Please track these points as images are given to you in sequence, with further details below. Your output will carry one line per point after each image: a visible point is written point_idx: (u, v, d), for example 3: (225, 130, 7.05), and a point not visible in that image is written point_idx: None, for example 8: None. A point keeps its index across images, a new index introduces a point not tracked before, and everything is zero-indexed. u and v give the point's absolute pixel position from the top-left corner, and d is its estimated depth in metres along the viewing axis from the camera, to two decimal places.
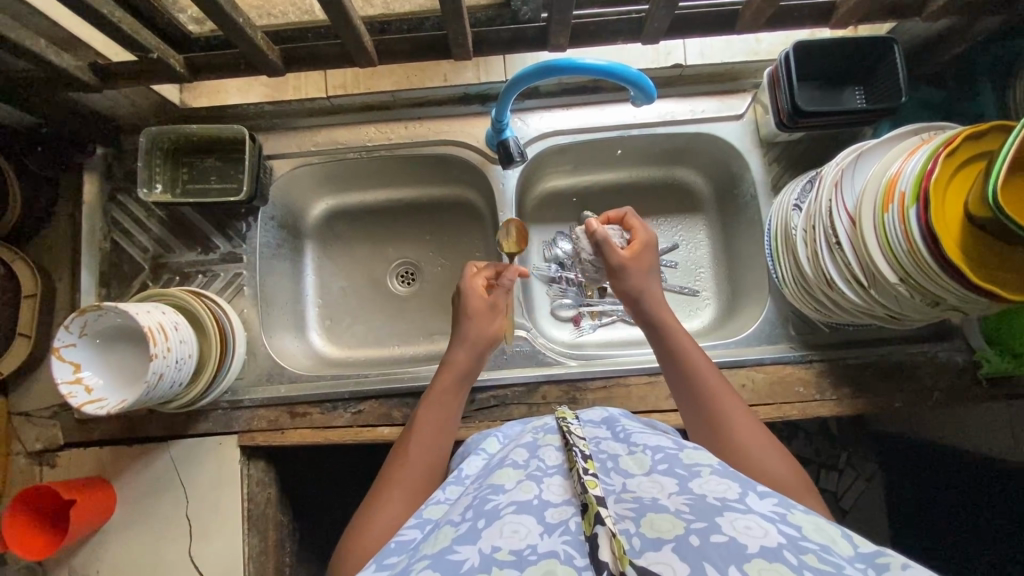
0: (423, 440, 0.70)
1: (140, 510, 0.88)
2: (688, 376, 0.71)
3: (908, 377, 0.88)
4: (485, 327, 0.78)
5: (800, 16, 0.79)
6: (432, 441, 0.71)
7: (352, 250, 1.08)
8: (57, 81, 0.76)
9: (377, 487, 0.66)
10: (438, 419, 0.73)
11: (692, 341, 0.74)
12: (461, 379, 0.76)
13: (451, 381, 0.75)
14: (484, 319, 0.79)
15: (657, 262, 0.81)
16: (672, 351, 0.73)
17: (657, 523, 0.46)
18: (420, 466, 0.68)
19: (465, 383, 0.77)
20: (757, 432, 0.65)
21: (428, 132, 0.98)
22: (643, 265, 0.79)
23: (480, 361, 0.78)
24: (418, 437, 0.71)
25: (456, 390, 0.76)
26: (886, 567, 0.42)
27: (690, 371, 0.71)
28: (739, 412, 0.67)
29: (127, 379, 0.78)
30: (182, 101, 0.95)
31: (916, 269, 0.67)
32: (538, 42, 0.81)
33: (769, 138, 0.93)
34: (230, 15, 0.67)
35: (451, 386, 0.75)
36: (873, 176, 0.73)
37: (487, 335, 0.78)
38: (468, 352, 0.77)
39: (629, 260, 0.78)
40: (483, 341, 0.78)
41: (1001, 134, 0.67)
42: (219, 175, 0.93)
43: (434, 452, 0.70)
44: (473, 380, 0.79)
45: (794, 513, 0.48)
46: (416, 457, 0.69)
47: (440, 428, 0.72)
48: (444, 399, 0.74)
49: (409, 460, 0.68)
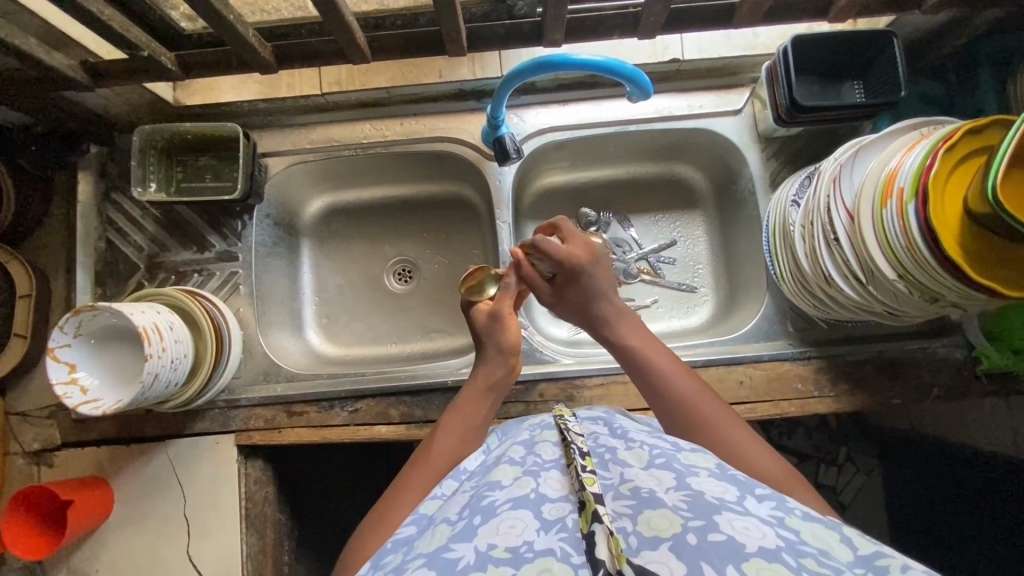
0: (444, 447, 0.67)
1: (138, 510, 0.88)
2: (647, 364, 0.68)
3: (907, 373, 0.87)
4: (502, 337, 0.73)
5: (799, 10, 0.78)
6: (452, 449, 0.67)
7: (350, 247, 1.08)
8: (49, 79, 0.76)
9: (391, 488, 0.65)
10: (461, 427, 0.70)
11: (650, 335, 0.72)
12: (490, 389, 0.73)
13: (475, 390, 0.73)
14: (498, 331, 0.74)
15: (594, 278, 0.72)
16: (628, 342, 0.71)
17: (654, 521, 0.45)
18: (437, 467, 0.66)
19: (492, 394, 0.73)
20: (727, 413, 0.64)
21: (422, 129, 0.97)
22: (567, 299, 0.74)
23: (509, 371, 0.75)
24: (436, 445, 0.68)
25: (482, 400, 0.72)
26: (885, 570, 0.43)
27: (652, 367, 0.68)
28: (706, 395, 0.65)
29: (123, 379, 0.77)
30: (176, 98, 0.94)
31: (915, 265, 0.67)
32: (533, 37, 0.80)
33: (768, 133, 0.93)
34: (222, 12, 0.67)
35: (476, 398, 0.72)
36: (872, 171, 0.72)
37: (508, 346, 0.74)
38: (496, 364, 0.74)
39: (556, 300, 0.75)
40: (505, 354, 0.74)
41: (1001, 128, 0.66)
42: (214, 173, 0.92)
43: (456, 457, 0.67)
44: (503, 391, 0.75)
45: (792, 517, 0.48)
46: (435, 463, 0.66)
47: (463, 435, 0.69)
48: (466, 410, 0.71)
49: (428, 466, 0.66)
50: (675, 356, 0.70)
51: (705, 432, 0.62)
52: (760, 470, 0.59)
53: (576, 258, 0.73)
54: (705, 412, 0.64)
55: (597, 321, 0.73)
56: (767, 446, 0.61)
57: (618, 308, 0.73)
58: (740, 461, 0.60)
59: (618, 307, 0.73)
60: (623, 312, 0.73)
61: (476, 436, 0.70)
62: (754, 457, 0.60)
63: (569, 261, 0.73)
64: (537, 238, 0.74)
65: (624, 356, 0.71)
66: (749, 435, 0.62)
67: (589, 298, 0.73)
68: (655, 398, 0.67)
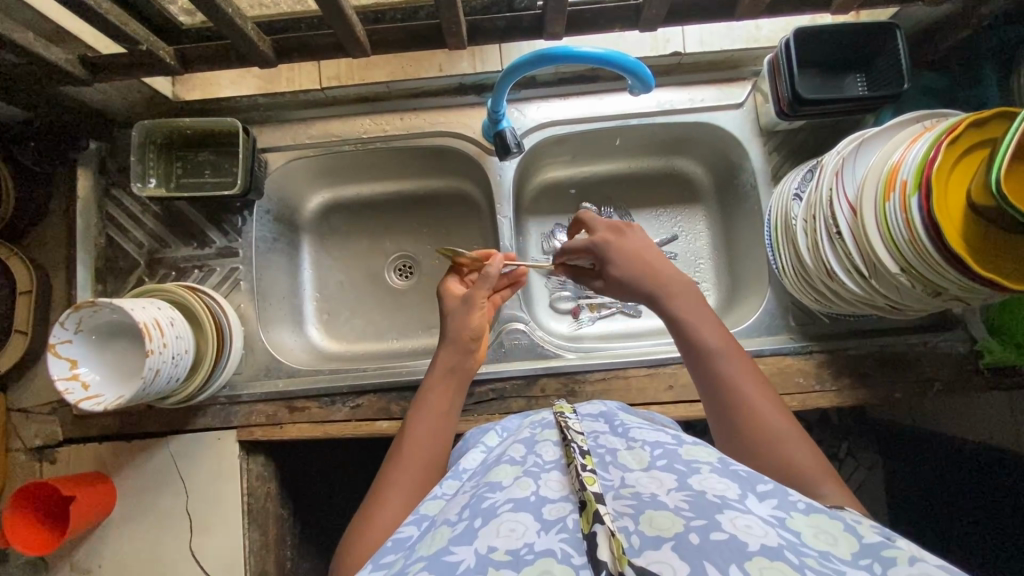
0: (421, 438, 0.68)
1: (140, 505, 0.88)
2: (700, 345, 0.66)
3: (910, 368, 0.87)
4: (467, 320, 0.75)
5: (800, 2, 0.78)
6: (426, 440, 0.68)
7: (349, 242, 1.08)
8: (47, 75, 0.75)
9: (374, 487, 0.65)
10: (432, 419, 0.70)
11: (705, 309, 0.69)
12: (453, 373, 0.74)
13: (440, 377, 0.74)
14: (461, 315, 0.75)
15: (619, 248, 0.74)
16: (682, 317, 0.68)
17: (656, 520, 0.45)
18: (417, 461, 0.66)
19: (456, 379, 0.74)
20: (771, 397, 0.63)
21: (423, 122, 0.97)
22: (613, 285, 0.76)
23: (469, 353, 0.75)
24: (413, 439, 0.68)
25: (449, 384, 0.74)
26: (893, 561, 0.43)
27: (704, 350, 0.66)
28: (753, 379, 0.64)
29: (124, 374, 0.77)
30: (176, 93, 0.95)
31: (918, 259, 0.66)
32: (533, 30, 0.79)
33: (770, 126, 0.91)
34: (220, 6, 0.66)
35: (441, 384, 0.73)
36: (874, 165, 0.71)
37: (474, 327, 0.75)
38: (458, 349, 0.75)
39: (608, 288, 0.77)
40: (467, 336, 0.75)
41: (1003, 120, 0.66)
42: (214, 169, 0.92)
43: (432, 446, 0.68)
44: (467, 374, 0.76)
45: (794, 517, 0.47)
46: (413, 454, 0.67)
47: (436, 423, 0.70)
48: (433, 397, 0.72)
49: (407, 458, 0.66)
50: (727, 330, 0.68)
51: (744, 416, 0.62)
52: (799, 469, 0.58)
53: (594, 242, 0.76)
54: (748, 396, 0.63)
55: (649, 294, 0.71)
56: (807, 440, 0.61)
57: (666, 278, 0.71)
58: (775, 452, 0.59)
59: (661, 274, 0.71)
60: (670, 281, 0.71)
61: (448, 421, 0.71)
62: (790, 449, 0.59)
63: (591, 246, 0.76)
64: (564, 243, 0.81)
65: (676, 331, 0.69)
66: (795, 432, 0.60)
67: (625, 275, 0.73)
68: (703, 378, 0.66)
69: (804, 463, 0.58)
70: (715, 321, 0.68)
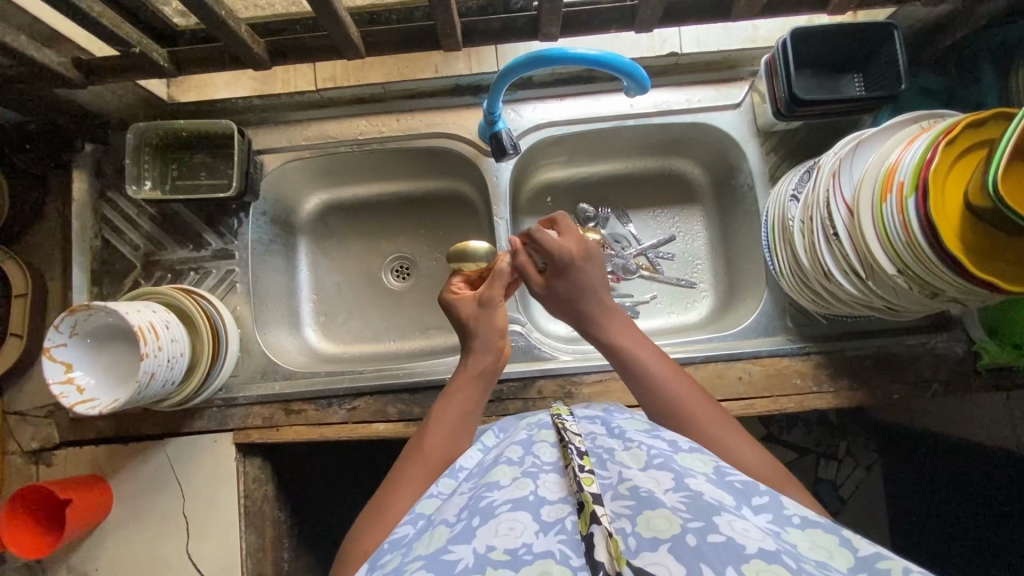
0: (440, 440, 0.66)
1: (138, 508, 0.88)
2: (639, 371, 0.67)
3: (908, 369, 0.87)
4: (494, 321, 0.73)
5: (798, 3, 0.77)
6: (443, 444, 0.66)
7: (345, 244, 1.08)
8: (40, 77, 0.75)
9: (388, 481, 0.64)
10: (454, 421, 0.68)
11: (642, 335, 0.70)
12: (481, 376, 0.72)
13: (465, 379, 0.71)
14: (486, 318, 0.73)
15: (586, 266, 0.71)
16: (620, 341, 0.69)
17: (653, 521, 0.45)
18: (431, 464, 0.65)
19: (483, 380, 0.72)
20: (715, 410, 0.64)
21: (418, 124, 0.96)
22: (556, 293, 0.72)
23: (498, 355, 0.73)
24: (431, 439, 0.67)
25: (474, 387, 0.71)
26: (887, 574, 0.43)
27: (645, 377, 0.66)
28: (695, 395, 0.65)
29: (119, 378, 0.77)
30: (170, 95, 0.95)
31: (914, 260, 0.66)
32: (528, 31, 0.79)
33: (767, 127, 0.91)
34: (213, 9, 0.66)
35: (465, 386, 0.71)
36: (871, 166, 0.71)
37: (499, 328, 0.73)
38: (484, 351, 0.73)
39: (545, 292, 0.73)
40: (494, 339, 0.73)
41: (1001, 121, 0.65)
42: (209, 171, 0.92)
43: (449, 451, 0.66)
44: (494, 378, 0.74)
45: (789, 532, 0.47)
46: (429, 456, 0.65)
47: (458, 425, 0.68)
48: (457, 399, 0.70)
49: (424, 460, 0.65)
50: (660, 352, 0.69)
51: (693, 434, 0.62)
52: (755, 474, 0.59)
53: (567, 251, 0.71)
54: (695, 411, 0.63)
55: (586, 317, 0.71)
56: (756, 445, 0.62)
57: (610, 307, 0.71)
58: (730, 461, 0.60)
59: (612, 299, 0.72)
60: (615, 307, 0.72)
61: (469, 424, 0.69)
62: (741, 456, 0.60)
63: (560, 253, 0.71)
64: (536, 230, 0.72)
65: (615, 358, 0.69)
66: (743, 440, 0.62)
67: (578, 293, 0.71)
68: (648, 402, 0.66)
69: (756, 467, 0.60)
70: (651, 344, 0.69)
